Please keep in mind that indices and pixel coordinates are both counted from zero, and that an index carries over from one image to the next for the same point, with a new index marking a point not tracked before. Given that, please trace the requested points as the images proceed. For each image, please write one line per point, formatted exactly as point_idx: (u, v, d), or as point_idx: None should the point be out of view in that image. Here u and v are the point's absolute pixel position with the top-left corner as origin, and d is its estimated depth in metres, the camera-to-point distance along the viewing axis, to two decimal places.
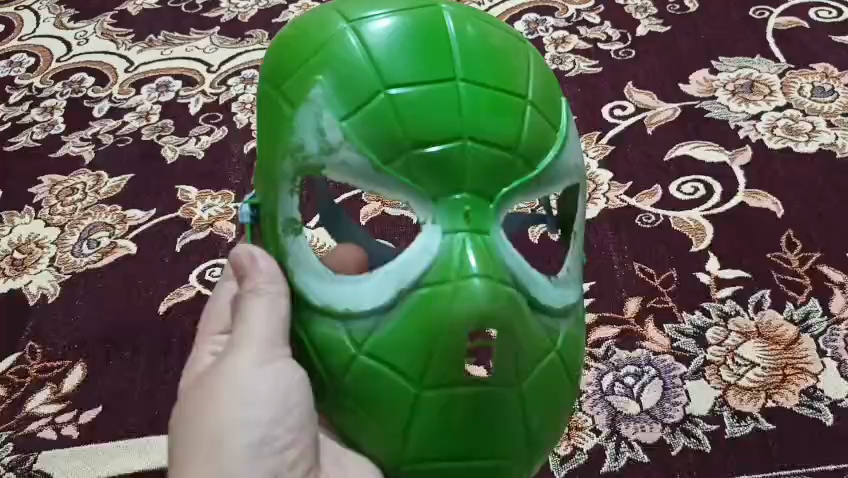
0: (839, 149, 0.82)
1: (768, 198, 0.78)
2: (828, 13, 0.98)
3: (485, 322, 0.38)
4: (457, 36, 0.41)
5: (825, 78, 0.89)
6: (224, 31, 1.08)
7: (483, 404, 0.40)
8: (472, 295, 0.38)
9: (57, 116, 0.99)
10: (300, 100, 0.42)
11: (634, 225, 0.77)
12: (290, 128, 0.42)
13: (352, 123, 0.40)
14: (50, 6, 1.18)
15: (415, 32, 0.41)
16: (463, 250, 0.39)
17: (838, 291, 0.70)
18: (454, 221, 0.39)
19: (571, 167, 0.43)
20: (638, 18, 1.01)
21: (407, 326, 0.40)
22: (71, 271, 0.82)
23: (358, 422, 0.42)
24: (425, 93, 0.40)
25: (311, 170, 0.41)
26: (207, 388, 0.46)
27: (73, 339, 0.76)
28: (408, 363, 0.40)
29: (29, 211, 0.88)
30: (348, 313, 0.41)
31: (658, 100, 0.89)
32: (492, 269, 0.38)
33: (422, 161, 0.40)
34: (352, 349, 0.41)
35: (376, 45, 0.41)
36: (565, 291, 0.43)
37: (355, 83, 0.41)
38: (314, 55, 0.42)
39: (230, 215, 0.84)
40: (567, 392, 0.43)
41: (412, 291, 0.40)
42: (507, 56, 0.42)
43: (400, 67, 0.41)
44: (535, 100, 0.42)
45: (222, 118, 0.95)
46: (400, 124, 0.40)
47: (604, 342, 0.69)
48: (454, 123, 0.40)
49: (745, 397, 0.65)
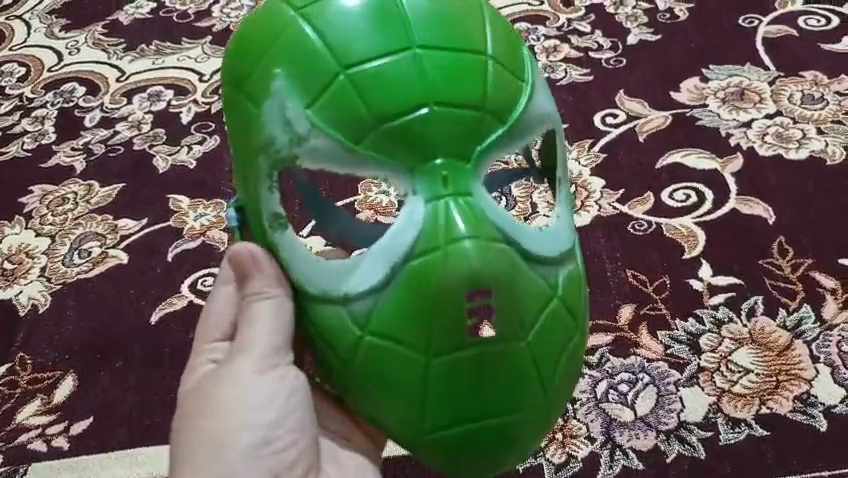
0: (830, 156, 0.82)
1: (759, 205, 0.78)
2: (817, 21, 0.98)
3: (477, 279, 0.38)
4: (405, 5, 0.41)
5: (815, 85, 0.90)
6: (216, 40, 1.08)
7: (489, 363, 0.40)
8: (462, 257, 0.38)
9: (48, 126, 0.99)
10: (263, 94, 0.41)
11: (626, 233, 0.78)
12: (258, 124, 0.42)
13: (318, 109, 0.40)
14: (41, 16, 1.18)
15: (364, 8, 0.41)
16: (448, 215, 0.39)
17: (831, 297, 0.71)
18: (435, 188, 0.39)
19: (544, 116, 0.43)
20: (628, 26, 1.01)
21: (404, 299, 0.40)
22: (61, 281, 0.81)
23: (375, 399, 0.42)
24: (384, 66, 0.40)
25: (285, 161, 0.41)
26: (208, 393, 0.48)
27: (64, 349, 0.75)
28: (410, 336, 0.40)
29: (19, 221, 0.87)
30: (346, 296, 0.41)
31: (649, 108, 0.90)
32: (479, 229, 0.38)
33: (393, 138, 0.39)
34: (356, 330, 0.41)
35: (327, 26, 0.41)
36: (559, 237, 0.43)
37: (313, 69, 0.40)
38: (268, 47, 0.42)
39: (222, 224, 0.84)
40: (576, 333, 0.43)
41: (403, 264, 0.40)
42: (460, 15, 0.42)
43: (354, 44, 0.40)
44: (497, 54, 0.42)
45: (214, 127, 0.95)
46: (365, 103, 0.39)
47: (598, 350, 0.69)
48: (419, 91, 0.39)
49: (739, 403, 0.65)
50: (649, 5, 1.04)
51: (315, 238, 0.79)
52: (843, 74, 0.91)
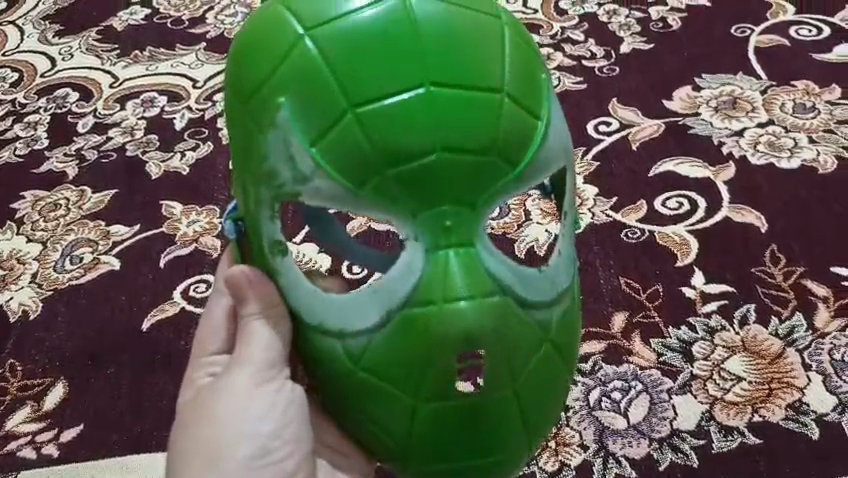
0: (821, 165, 0.83)
1: (751, 213, 0.79)
2: (809, 31, 0.99)
3: (472, 338, 0.38)
4: (419, 34, 0.39)
5: (806, 94, 0.90)
6: (210, 47, 1.08)
7: (478, 411, 0.41)
8: (459, 316, 0.38)
9: (40, 132, 0.98)
10: (267, 124, 0.41)
11: (619, 241, 0.78)
12: (262, 155, 0.41)
13: (322, 148, 0.39)
14: (34, 21, 1.18)
15: (377, 34, 0.39)
16: (448, 269, 0.39)
17: (823, 305, 0.71)
18: (436, 238, 0.39)
19: (558, 154, 0.42)
20: (622, 35, 1.02)
21: (399, 344, 0.40)
22: (53, 287, 0.81)
23: (365, 426, 0.43)
24: (392, 107, 0.38)
25: (286, 197, 0.41)
26: (206, 404, 0.49)
27: (55, 356, 0.75)
28: (402, 379, 0.41)
29: (11, 227, 0.87)
30: (342, 332, 0.42)
31: (642, 116, 0.90)
32: (477, 286, 0.39)
33: (396, 182, 0.39)
34: (350, 365, 0.42)
35: (338, 55, 0.39)
36: (557, 279, 0.43)
37: (318, 101, 0.39)
38: (274, 73, 0.41)
39: (214, 230, 0.83)
40: (566, 375, 0.44)
41: (400, 311, 0.40)
42: (477, 45, 0.40)
43: (363, 79, 0.39)
44: (512, 90, 0.40)
45: (207, 134, 0.95)
46: (369, 145, 0.39)
47: (591, 357, 0.69)
48: (425, 137, 0.38)
49: (732, 412, 0.65)
50: (642, 15, 1.04)
51: (308, 245, 0.79)
52: (834, 83, 0.91)
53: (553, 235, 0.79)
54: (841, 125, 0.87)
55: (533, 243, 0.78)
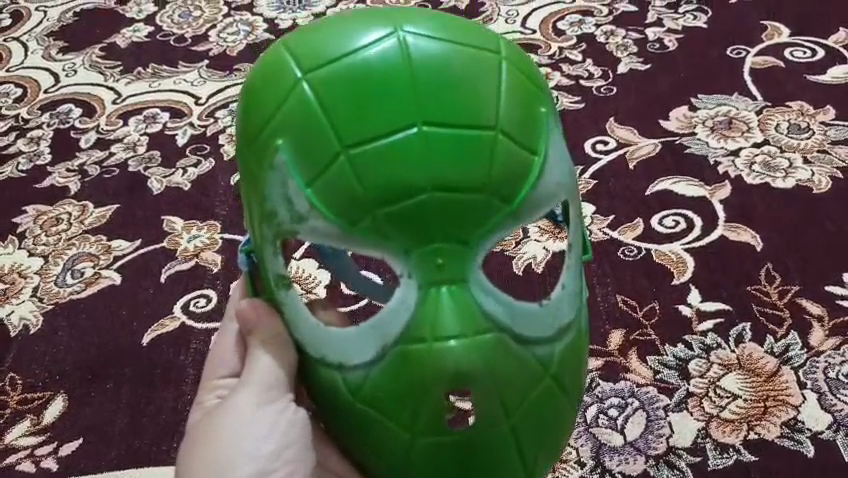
0: (816, 185, 0.84)
1: (747, 232, 0.80)
2: (803, 53, 1.00)
3: (461, 375, 0.39)
4: (414, 75, 0.40)
5: (801, 115, 0.91)
6: (212, 64, 1.09)
7: (472, 447, 0.41)
8: (448, 353, 0.39)
9: (43, 147, 0.99)
10: (266, 165, 0.42)
11: (616, 258, 0.78)
12: (261, 195, 0.42)
13: (317, 189, 0.40)
14: (39, 38, 1.19)
15: (373, 76, 0.40)
16: (440, 306, 0.40)
17: (818, 324, 0.71)
18: (428, 275, 0.40)
19: (554, 191, 0.42)
20: (619, 56, 1.03)
21: (393, 379, 0.41)
22: (54, 301, 0.81)
23: (367, 456, 0.44)
24: (384, 147, 0.39)
25: (285, 234, 0.42)
26: (210, 424, 0.50)
27: (55, 369, 0.75)
28: (398, 413, 0.42)
29: (12, 241, 0.88)
30: (342, 364, 0.43)
31: (639, 135, 0.91)
32: (467, 324, 0.40)
33: (389, 222, 0.40)
34: (349, 398, 0.43)
35: (334, 97, 0.40)
36: (557, 315, 0.43)
37: (316, 143, 0.40)
38: (274, 115, 0.42)
39: (215, 246, 0.84)
40: (565, 408, 0.44)
41: (394, 346, 0.41)
42: (472, 84, 0.40)
43: (357, 120, 0.40)
44: (506, 128, 0.41)
45: (209, 150, 0.96)
46: (363, 185, 0.40)
47: (589, 374, 0.70)
48: (416, 177, 0.39)
49: (728, 429, 0.65)
50: (639, 35, 1.06)
51: (309, 261, 0.80)
52: (828, 105, 0.92)
53: (551, 253, 0.80)
54: (835, 145, 0.88)
55: (531, 260, 0.79)
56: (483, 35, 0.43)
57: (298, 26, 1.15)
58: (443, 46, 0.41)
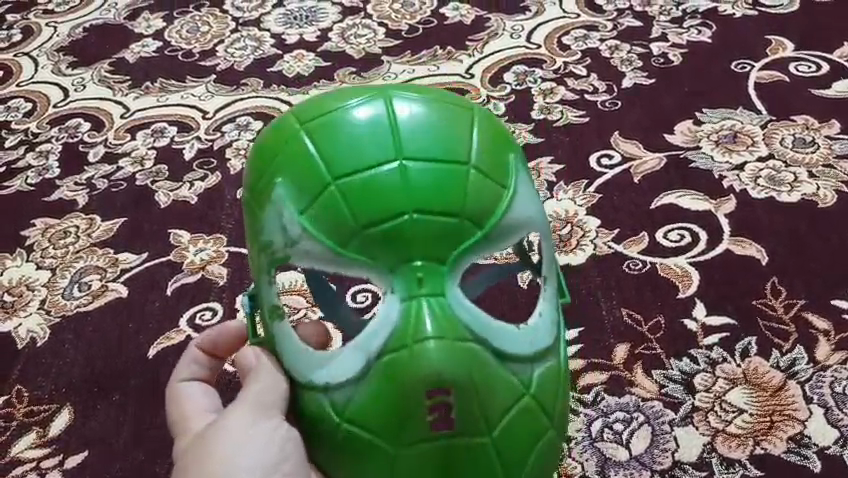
0: (821, 198, 0.83)
1: (752, 246, 0.80)
2: (808, 67, 1.00)
3: (439, 378, 0.43)
4: (397, 122, 0.47)
5: (806, 129, 0.92)
6: (220, 79, 1.10)
7: (453, 456, 0.44)
8: (428, 356, 0.43)
9: (52, 161, 1.00)
10: (267, 200, 0.48)
11: (621, 272, 0.79)
12: (261, 227, 0.48)
13: (310, 215, 0.46)
14: (48, 53, 1.20)
15: (363, 124, 0.47)
16: (421, 315, 0.44)
17: (823, 339, 0.71)
18: (410, 288, 0.44)
19: (526, 219, 0.47)
20: (624, 71, 1.03)
21: (377, 391, 0.44)
22: (60, 313, 0.82)
23: (352, 475, 0.46)
24: (371, 177, 0.45)
25: (282, 260, 0.47)
26: (206, 441, 0.51)
27: (61, 382, 0.75)
28: (380, 427, 0.44)
29: (20, 254, 0.88)
30: (327, 385, 0.46)
31: (643, 150, 0.91)
32: (447, 331, 0.43)
33: (375, 241, 0.45)
34: (335, 417, 0.46)
35: (328, 141, 0.47)
36: (535, 336, 0.47)
37: (312, 178, 0.46)
38: (278, 158, 0.48)
39: (221, 259, 0.84)
40: (546, 429, 0.47)
41: (377, 359, 0.44)
42: (447, 129, 0.47)
43: (348, 158, 0.46)
44: (478, 164, 0.47)
45: (216, 164, 0.96)
46: (351, 211, 0.45)
47: (594, 388, 0.70)
48: (398, 201, 0.45)
49: (734, 444, 0.65)
50: (644, 50, 1.06)
51: None
52: (833, 119, 0.92)
53: None
54: (840, 159, 0.88)
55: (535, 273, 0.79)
56: (458, 98, 0.50)
57: (305, 41, 1.16)
58: (424, 102, 0.48)
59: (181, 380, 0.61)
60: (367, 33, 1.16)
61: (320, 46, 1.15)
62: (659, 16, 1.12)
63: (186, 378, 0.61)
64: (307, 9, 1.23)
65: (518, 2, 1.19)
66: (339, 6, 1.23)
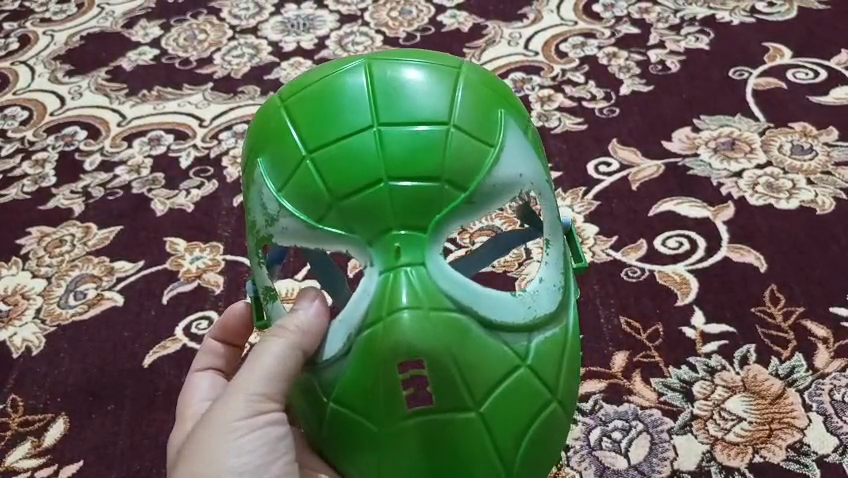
0: (820, 205, 0.83)
1: (751, 253, 0.79)
2: (805, 75, 1.00)
3: (416, 348, 0.42)
4: (374, 88, 0.47)
5: (804, 136, 0.91)
6: (216, 87, 1.10)
7: (440, 428, 0.44)
8: (403, 327, 0.42)
9: (48, 169, 1.00)
10: (251, 181, 0.48)
11: (619, 279, 0.78)
12: (247, 209, 0.48)
13: (289, 191, 0.46)
14: (45, 61, 1.20)
15: (341, 92, 0.47)
16: (397, 285, 0.43)
17: (822, 346, 0.71)
18: (388, 259, 0.44)
19: (512, 178, 0.46)
20: (622, 78, 1.03)
21: (359, 367, 0.44)
22: (55, 323, 0.81)
23: (341, 457, 0.46)
24: (347, 146, 0.45)
25: (265, 240, 0.46)
26: (196, 440, 0.49)
27: (56, 392, 0.75)
28: (364, 405, 0.44)
29: (16, 262, 0.88)
30: (316, 367, 0.46)
31: (642, 157, 0.91)
32: (425, 301, 0.43)
33: (352, 214, 0.44)
34: (324, 398, 0.46)
35: (306, 113, 0.47)
36: (528, 305, 0.46)
37: (293, 154, 0.46)
38: (261, 138, 0.49)
39: (217, 267, 0.84)
40: (543, 397, 0.46)
41: (358, 334, 0.44)
42: (426, 93, 0.46)
43: (325, 129, 0.46)
44: (460, 124, 0.46)
45: (213, 172, 0.96)
46: (327, 185, 0.45)
47: (592, 397, 0.69)
48: (373, 169, 0.44)
49: (733, 452, 0.65)
50: (641, 57, 1.06)
51: (310, 281, 0.80)
52: (831, 125, 0.92)
53: None
54: (838, 166, 0.87)
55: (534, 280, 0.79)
56: (445, 59, 0.49)
57: (302, 49, 1.16)
58: (404, 67, 0.48)
59: (198, 370, 0.63)
60: (365, 41, 1.16)
61: (318, 53, 1.15)
62: (657, 23, 1.12)
63: (203, 368, 0.63)
64: (305, 17, 1.23)
65: (515, 10, 1.19)
66: (337, 13, 1.23)
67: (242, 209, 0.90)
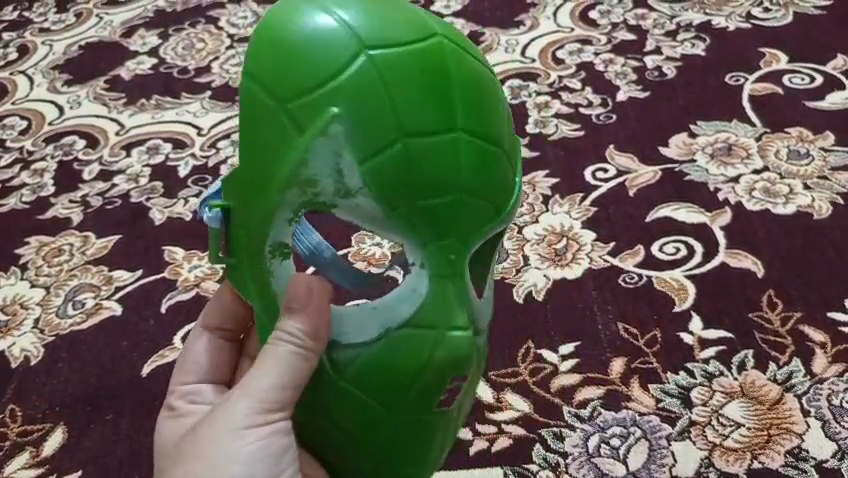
0: (817, 210, 0.83)
1: (748, 258, 0.79)
2: (801, 79, 1.00)
3: (458, 364, 0.43)
4: (467, 75, 0.41)
5: (800, 141, 0.92)
6: (215, 96, 1.10)
7: (434, 428, 0.45)
8: (452, 344, 0.43)
9: (47, 179, 1.00)
10: (314, 129, 0.39)
11: (617, 285, 0.78)
12: (297, 158, 0.40)
13: (367, 171, 0.40)
14: (44, 71, 1.20)
15: (437, 67, 0.40)
16: (452, 299, 0.43)
17: (820, 351, 0.71)
18: (443, 269, 0.42)
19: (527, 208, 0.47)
20: (618, 84, 1.03)
21: (389, 358, 0.43)
22: (54, 332, 0.81)
23: (332, 431, 0.45)
24: (440, 144, 0.40)
25: (315, 206, 0.40)
26: (200, 438, 0.48)
27: (55, 401, 0.75)
28: (382, 394, 0.43)
29: (14, 272, 0.88)
30: (334, 342, 0.45)
31: (638, 163, 0.91)
32: (469, 318, 0.43)
33: (426, 219, 0.41)
34: (334, 376, 0.45)
35: (400, 79, 0.39)
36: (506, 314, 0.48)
37: (364, 113, 0.39)
38: (331, 75, 0.39)
39: (216, 275, 0.84)
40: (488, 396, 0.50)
41: (396, 329, 0.43)
42: (501, 99, 0.43)
43: (421, 108, 0.40)
44: (515, 146, 0.44)
45: (211, 181, 0.96)
46: (410, 178, 0.40)
47: (590, 403, 0.69)
48: (460, 179, 0.41)
49: (731, 458, 0.65)
50: (638, 63, 1.06)
51: None
52: (828, 130, 0.93)
53: (551, 280, 0.80)
54: (835, 171, 0.88)
55: (532, 287, 0.79)
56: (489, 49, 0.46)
57: None
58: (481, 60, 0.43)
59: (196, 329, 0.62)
60: None
61: None
62: (653, 29, 1.13)
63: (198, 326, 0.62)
64: None
65: (512, 17, 1.19)
66: None
67: None
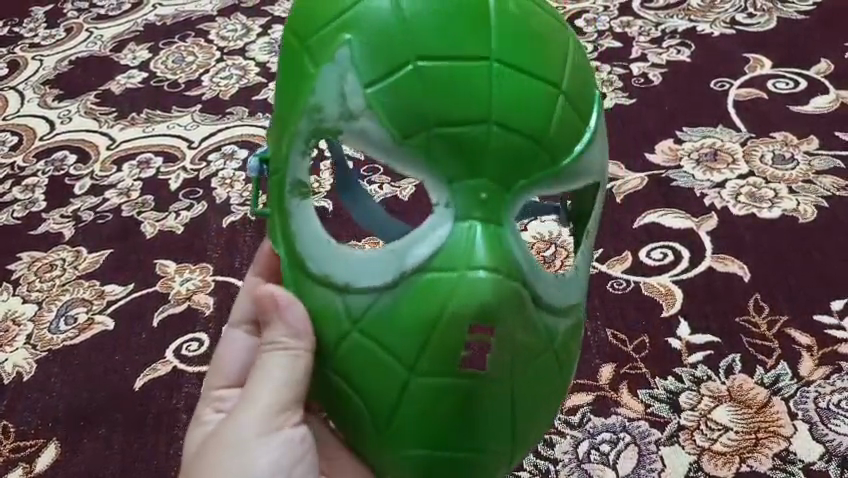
0: (802, 214, 0.84)
1: (734, 262, 0.80)
2: (786, 84, 1.02)
3: (484, 313, 0.39)
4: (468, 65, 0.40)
5: (785, 145, 0.93)
6: (205, 109, 1.11)
7: (467, 401, 0.40)
8: (471, 290, 0.39)
9: (38, 194, 1.01)
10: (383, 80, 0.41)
11: (606, 292, 0.79)
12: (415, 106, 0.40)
13: (378, 90, 0.40)
14: (35, 86, 1.21)
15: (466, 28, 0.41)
16: (473, 241, 0.39)
17: (807, 353, 0.72)
18: (468, 208, 0.40)
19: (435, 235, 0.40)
20: (604, 91, 1.04)
21: (407, 301, 0.40)
22: (47, 347, 0.81)
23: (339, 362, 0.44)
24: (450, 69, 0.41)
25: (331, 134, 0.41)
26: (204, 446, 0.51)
27: (47, 416, 0.75)
28: (406, 344, 0.40)
29: (6, 288, 0.88)
30: (346, 286, 0.42)
31: (625, 170, 0.92)
32: (498, 258, 0.39)
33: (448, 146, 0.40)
34: (348, 324, 0.42)
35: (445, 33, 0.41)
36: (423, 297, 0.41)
37: (508, 46, 0.41)
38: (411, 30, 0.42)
39: (207, 288, 0.85)
40: (481, 409, 0.41)
41: (414, 273, 0.40)
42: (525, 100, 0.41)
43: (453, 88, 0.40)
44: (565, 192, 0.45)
45: (201, 194, 0.97)
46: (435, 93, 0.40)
47: (580, 409, 0.70)
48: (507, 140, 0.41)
49: (720, 462, 0.65)
50: (624, 71, 1.07)
51: None
52: (812, 134, 0.94)
53: None
54: (819, 175, 0.89)
55: None
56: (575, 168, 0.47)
57: None
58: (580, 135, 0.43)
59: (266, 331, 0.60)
60: None
61: None
62: (638, 36, 1.13)
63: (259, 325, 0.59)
64: None
65: None
66: None
67: (231, 230, 0.91)
